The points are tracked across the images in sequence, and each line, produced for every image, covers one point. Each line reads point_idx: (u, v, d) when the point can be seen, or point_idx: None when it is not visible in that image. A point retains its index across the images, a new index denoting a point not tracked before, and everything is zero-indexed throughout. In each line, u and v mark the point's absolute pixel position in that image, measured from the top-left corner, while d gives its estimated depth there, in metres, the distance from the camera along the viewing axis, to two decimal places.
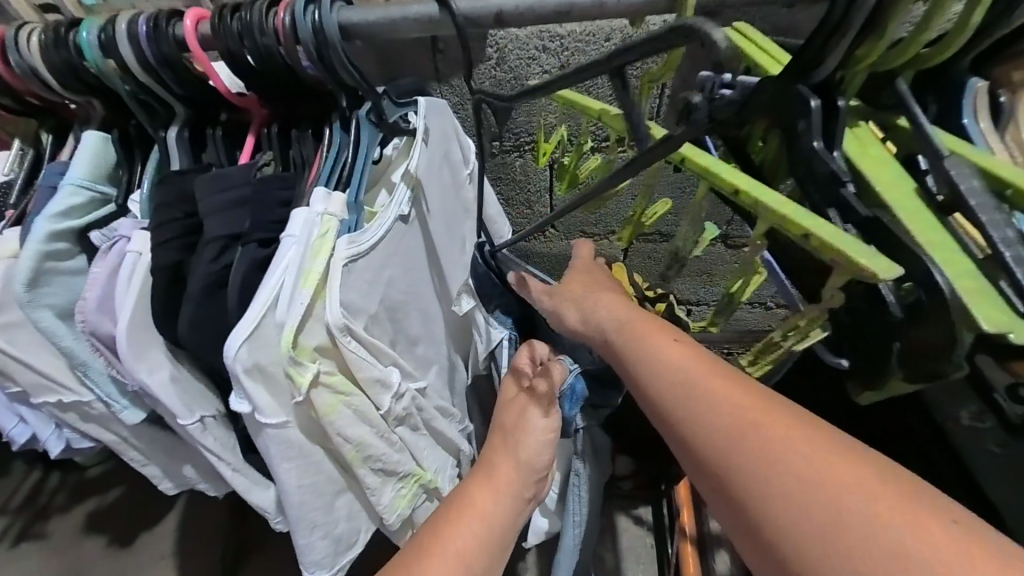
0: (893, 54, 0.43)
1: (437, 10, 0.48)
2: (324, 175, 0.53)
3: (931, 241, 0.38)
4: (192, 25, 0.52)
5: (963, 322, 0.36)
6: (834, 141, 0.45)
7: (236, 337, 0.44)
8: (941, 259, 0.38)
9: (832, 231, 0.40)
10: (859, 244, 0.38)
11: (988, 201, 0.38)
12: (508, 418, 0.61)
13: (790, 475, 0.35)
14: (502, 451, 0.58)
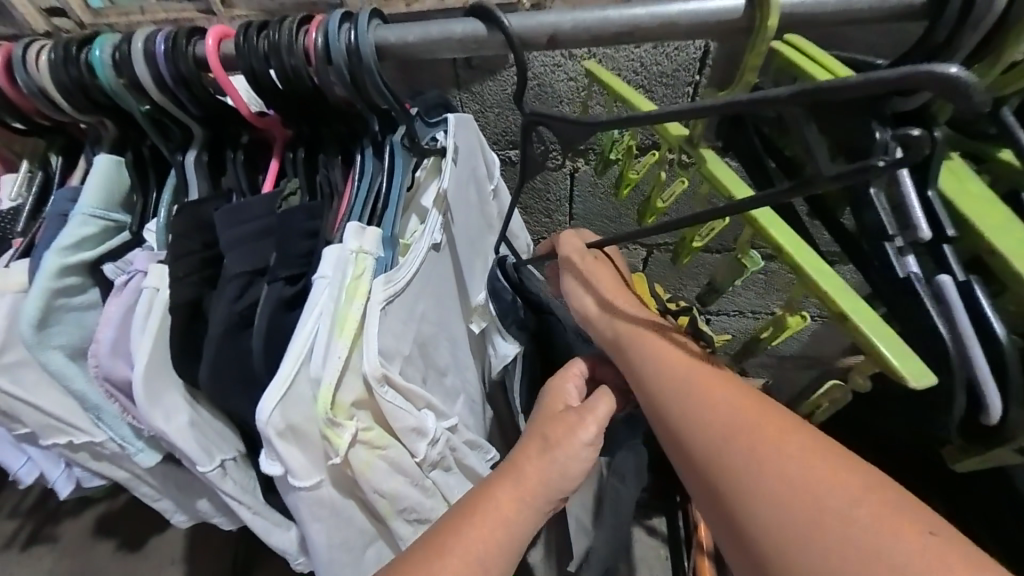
0: (1002, 81, 0.38)
1: (485, 30, 0.44)
2: (356, 208, 0.49)
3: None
4: (213, 43, 0.48)
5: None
6: (929, 175, 0.40)
7: (269, 399, 0.40)
8: None
9: (884, 331, 0.36)
10: (905, 350, 0.36)
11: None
12: (554, 431, 0.49)
13: (776, 476, 0.34)
14: (537, 463, 0.48)
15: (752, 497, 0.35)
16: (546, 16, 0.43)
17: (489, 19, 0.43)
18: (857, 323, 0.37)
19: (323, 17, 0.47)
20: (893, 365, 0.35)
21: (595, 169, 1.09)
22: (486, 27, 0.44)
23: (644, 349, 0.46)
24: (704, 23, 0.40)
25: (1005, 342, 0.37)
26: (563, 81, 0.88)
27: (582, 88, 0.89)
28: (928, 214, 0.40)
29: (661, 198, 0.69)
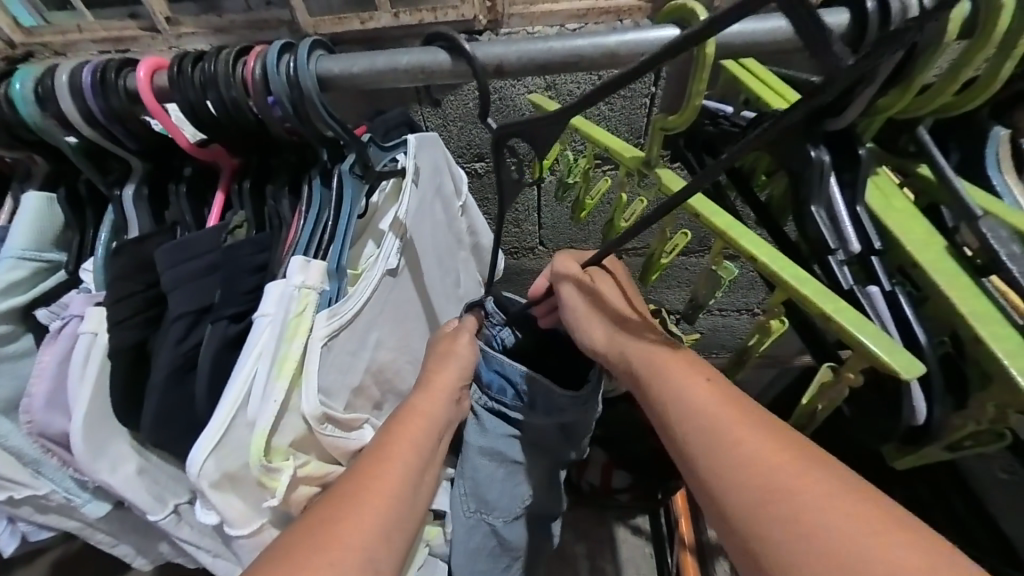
0: (922, 102, 0.41)
1: (449, 60, 0.43)
2: (300, 242, 0.48)
3: (973, 306, 0.36)
4: (146, 75, 0.47)
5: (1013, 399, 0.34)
6: (856, 194, 0.43)
7: (200, 448, 0.40)
8: (982, 325, 0.35)
9: (871, 329, 0.36)
10: (899, 347, 0.35)
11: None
12: (435, 366, 0.58)
13: (786, 474, 0.35)
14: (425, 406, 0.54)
15: (758, 494, 0.35)
16: (493, 45, 0.43)
17: (453, 49, 0.43)
18: (848, 327, 0.36)
19: (263, 47, 0.46)
20: (881, 357, 0.35)
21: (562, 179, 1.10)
22: (452, 57, 0.43)
23: (661, 377, 0.44)
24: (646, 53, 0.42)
25: (925, 349, 0.39)
26: (524, 95, 0.92)
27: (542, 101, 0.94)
28: (856, 226, 0.43)
29: (624, 217, 0.69)
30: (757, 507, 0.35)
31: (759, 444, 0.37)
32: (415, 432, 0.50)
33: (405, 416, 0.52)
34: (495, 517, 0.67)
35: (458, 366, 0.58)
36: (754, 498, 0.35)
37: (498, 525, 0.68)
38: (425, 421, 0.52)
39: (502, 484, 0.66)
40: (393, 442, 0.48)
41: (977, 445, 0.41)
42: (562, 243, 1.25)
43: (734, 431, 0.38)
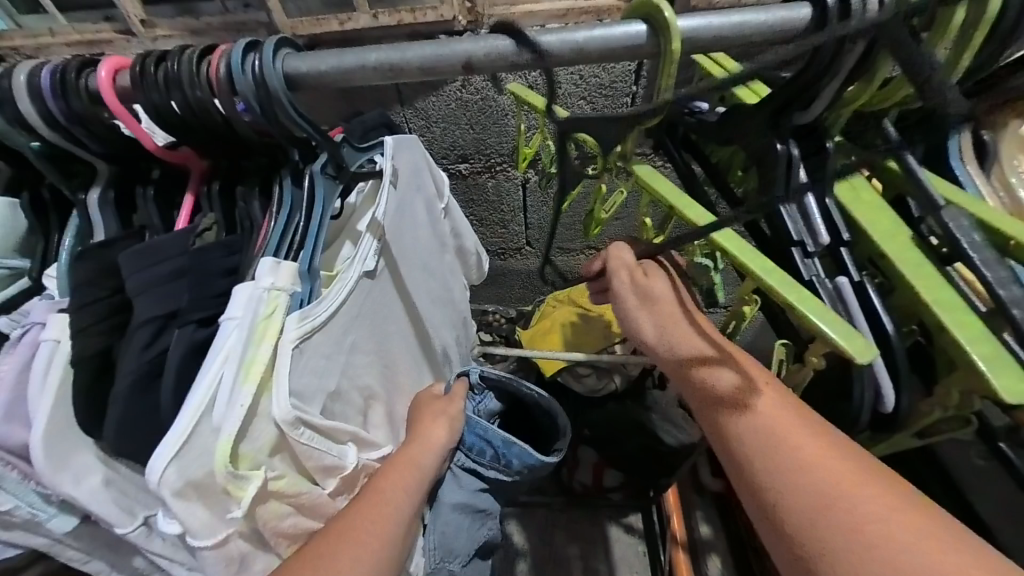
0: (883, 95, 0.42)
1: (510, 44, 0.42)
2: (270, 243, 0.47)
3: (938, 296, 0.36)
4: (107, 75, 0.46)
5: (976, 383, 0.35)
6: (825, 188, 0.43)
7: (158, 457, 0.38)
8: (950, 317, 0.35)
9: (823, 312, 0.38)
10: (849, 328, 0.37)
11: (990, 255, 0.36)
12: (425, 422, 0.60)
13: (870, 512, 0.33)
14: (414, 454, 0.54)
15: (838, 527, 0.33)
16: (461, 43, 0.43)
17: (514, 35, 0.42)
18: (801, 308, 0.38)
19: (228, 46, 0.45)
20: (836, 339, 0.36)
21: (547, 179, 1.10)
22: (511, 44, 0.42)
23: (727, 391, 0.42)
24: (615, 49, 0.42)
25: (894, 340, 0.39)
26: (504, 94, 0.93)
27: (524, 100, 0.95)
28: (826, 220, 0.43)
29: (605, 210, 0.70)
30: (814, 512, 0.35)
31: (843, 477, 0.35)
32: (405, 476, 0.51)
33: (399, 460, 0.53)
34: (455, 563, 0.68)
35: (448, 420, 0.61)
36: (809, 501, 0.35)
37: (455, 570, 0.69)
38: (417, 470, 0.52)
39: (466, 531, 0.69)
40: (379, 486, 0.48)
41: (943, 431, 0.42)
42: (549, 244, 1.25)
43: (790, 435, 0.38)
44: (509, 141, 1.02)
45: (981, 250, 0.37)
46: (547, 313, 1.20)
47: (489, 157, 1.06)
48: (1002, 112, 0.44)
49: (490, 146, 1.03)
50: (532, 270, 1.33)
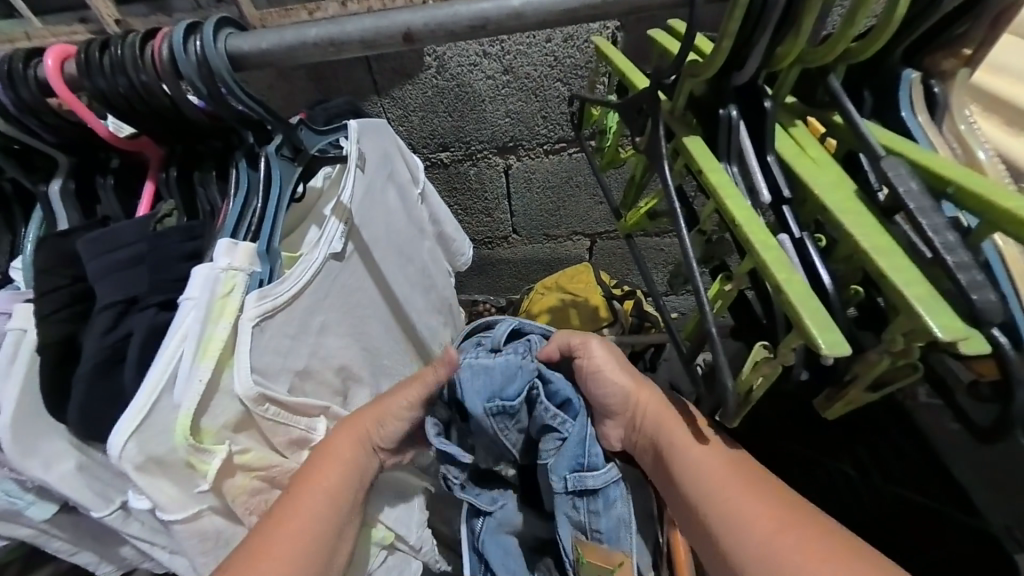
0: (818, 51, 0.40)
1: (437, 15, 0.42)
2: (225, 225, 0.47)
3: (871, 238, 0.35)
4: (54, 65, 0.46)
5: (918, 328, 0.32)
6: (765, 144, 0.43)
7: (119, 433, 0.38)
8: (885, 261, 0.33)
9: (807, 295, 0.33)
10: (830, 321, 0.32)
11: (928, 202, 0.35)
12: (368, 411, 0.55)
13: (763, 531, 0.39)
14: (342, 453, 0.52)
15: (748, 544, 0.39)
16: (397, 15, 0.43)
17: (440, 7, 0.42)
18: (789, 293, 0.33)
19: (169, 29, 0.45)
20: (803, 321, 0.32)
21: (527, 164, 1.09)
22: (476, 11, 0.41)
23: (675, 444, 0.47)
24: (555, 13, 0.41)
25: (833, 294, 0.38)
26: (482, 80, 0.93)
27: (499, 85, 0.95)
28: (768, 176, 0.42)
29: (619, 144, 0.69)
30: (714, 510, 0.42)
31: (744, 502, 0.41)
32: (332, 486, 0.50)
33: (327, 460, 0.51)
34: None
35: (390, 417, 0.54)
36: (729, 521, 0.41)
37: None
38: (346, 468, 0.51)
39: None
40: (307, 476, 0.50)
41: (893, 382, 0.38)
42: (535, 231, 1.25)
43: (731, 480, 0.43)
44: (487, 127, 1.02)
45: (919, 198, 0.35)
46: (536, 300, 1.19)
47: (467, 146, 1.05)
48: (952, 63, 0.43)
49: (468, 133, 1.03)
50: (519, 258, 1.32)
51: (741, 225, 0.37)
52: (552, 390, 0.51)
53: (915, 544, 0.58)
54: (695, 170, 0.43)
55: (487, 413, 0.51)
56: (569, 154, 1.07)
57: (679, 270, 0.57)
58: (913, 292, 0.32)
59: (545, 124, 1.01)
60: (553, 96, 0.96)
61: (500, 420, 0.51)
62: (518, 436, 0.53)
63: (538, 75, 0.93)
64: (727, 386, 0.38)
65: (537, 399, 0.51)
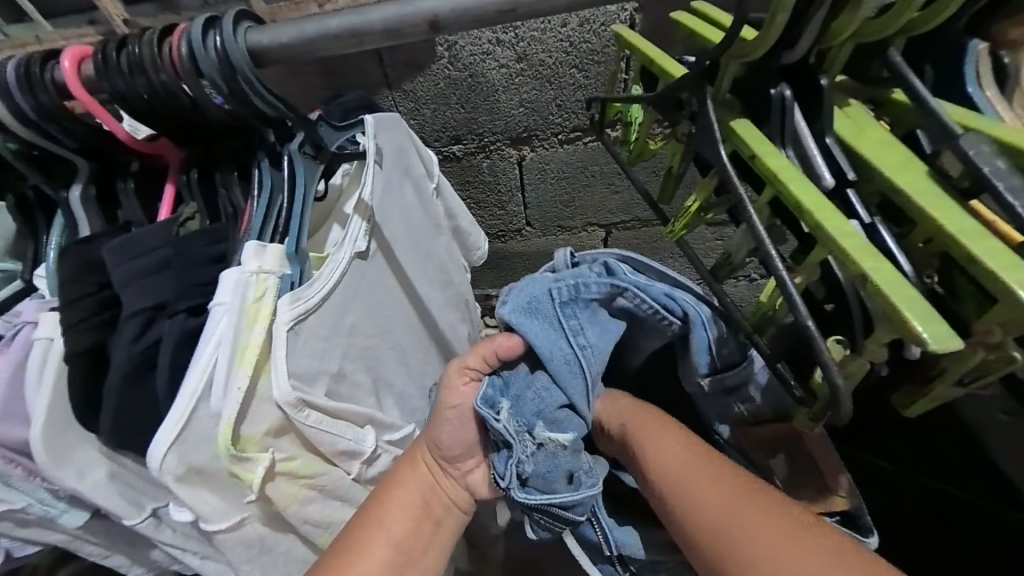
0: (877, 24, 0.37)
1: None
2: (254, 228, 0.46)
3: (956, 223, 0.32)
4: (71, 66, 0.45)
5: (1019, 318, 0.30)
6: (824, 125, 0.40)
7: (158, 444, 0.37)
8: (975, 245, 0.31)
9: (894, 277, 0.31)
10: (924, 307, 0.29)
11: (1017, 181, 0.33)
12: (435, 435, 0.51)
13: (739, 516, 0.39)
14: (401, 481, 0.52)
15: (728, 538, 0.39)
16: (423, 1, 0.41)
17: None
18: (876, 281, 0.31)
19: (186, 24, 0.43)
20: (898, 313, 0.29)
21: (542, 155, 1.06)
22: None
23: (651, 444, 0.49)
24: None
25: (914, 282, 0.36)
26: (496, 68, 0.91)
27: (513, 74, 0.92)
28: (828, 160, 0.40)
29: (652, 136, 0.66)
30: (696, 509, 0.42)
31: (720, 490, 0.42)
32: (391, 512, 0.50)
33: (387, 488, 0.51)
34: None
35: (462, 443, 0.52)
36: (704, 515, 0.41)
37: None
38: (407, 494, 0.51)
39: None
40: (377, 506, 0.50)
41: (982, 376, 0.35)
42: (550, 223, 1.22)
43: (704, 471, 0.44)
44: (501, 118, 0.99)
45: (1008, 177, 0.33)
46: None
47: (481, 138, 1.03)
48: (1022, 31, 0.40)
49: (482, 125, 1.00)
50: (533, 250, 1.29)
51: (808, 210, 0.35)
52: (643, 285, 0.48)
53: (912, 545, 0.63)
54: (748, 155, 0.41)
55: (553, 299, 0.46)
56: (586, 143, 1.04)
57: (735, 254, 0.49)
58: (1004, 283, 0.29)
59: (561, 113, 0.98)
60: (569, 83, 0.94)
61: (573, 316, 0.46)
62: (598, 352, 0.47)
63: (553, 61, 0.90)
64: (838, 387, 0.35)
65: (621, 291, 0.47)
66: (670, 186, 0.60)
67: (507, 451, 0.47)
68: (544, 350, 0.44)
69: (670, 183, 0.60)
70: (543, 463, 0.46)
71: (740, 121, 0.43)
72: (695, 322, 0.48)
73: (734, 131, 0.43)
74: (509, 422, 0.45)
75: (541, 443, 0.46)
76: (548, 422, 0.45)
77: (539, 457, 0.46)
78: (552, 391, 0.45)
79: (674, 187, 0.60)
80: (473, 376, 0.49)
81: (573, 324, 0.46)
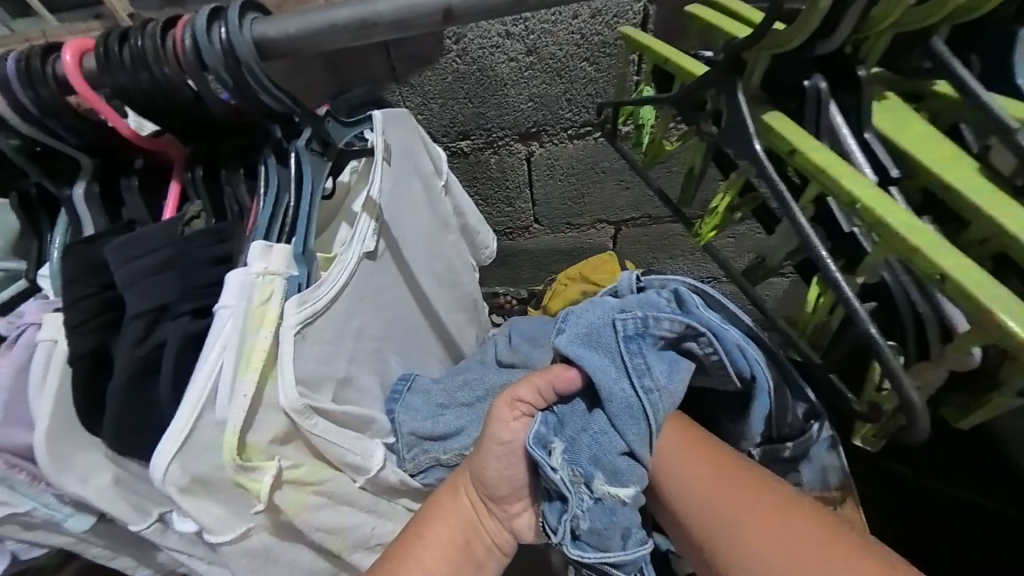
0: (921, 11, 0.35)
1: None
2: (258, 228, 0.44)
3: (1021, 224, 0.31)
4: (73, 59, 0.43)
5: None
6: (862, 120, 0.39)
7: (161, 453, 0.36)
8: None
9: (980, 276, 0.30)
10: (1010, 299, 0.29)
11: None
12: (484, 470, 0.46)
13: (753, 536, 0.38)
14: (439, 515, 0.48)
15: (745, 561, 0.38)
16: None
17: None
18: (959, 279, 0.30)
19: (191, 16, 0.42)
20: None
21: (551, 150, 1.04)
22: None
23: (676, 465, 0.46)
24: None
25: None
26: (505, 62, 0.89)
27: (523, 68, 0.90)
28: (868, 155, 0.39)
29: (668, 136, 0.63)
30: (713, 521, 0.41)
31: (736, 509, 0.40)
32: (428, 548, 0.47)
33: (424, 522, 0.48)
34: None
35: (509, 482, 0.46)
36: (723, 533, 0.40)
37: None
38: (446, 530, 0.48)
39: None
40: (414, 542, 0.47)
41: None
42: (557, 221, 1.19)
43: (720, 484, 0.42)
44: (510, 113, 0.97)
45: None
46: (558, 292, 1.12)
47: (489, 133, 1.01)
48: None
49: (490, 120, 0.98)
50: (541, 248, 1.26)
51: None
52: (718, 329, 0.43)
53: None
54: (786, 151, 0.39)
55: (617, 332, 0.42)
56: (596, 138, 1.02)
57: (770, 257, 0.49)
58: None
59: (571, 108, 0.96)
60: (580, 77, 0.91)
61: (637, 352, 0.42)
62: (668, 396, 0.42)
63: (564, 55, 0.88)
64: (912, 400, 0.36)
65: (688, 329, 0.43)
66: (690, 185, 0.58)
67: (560, 502, 0.42)
68: (604, 387, 0.41)
69: (690, 185, 0.58)
70: (600, 519, 0.40)
71: (775, 114, 0.40)
72: (760, 389, 0.44)
73: (770, 123, 0.40)
74: (566, 471, 0.40)
75: (599, 497, 0.41)
76: (608, 473, 0.41)
77: (597, 510, 0.40)
78: (613, 437, 0.41)
79: (694, 188, 0.58)
80: (525, 410, 0.44)
81: (636, 364, 0.42)
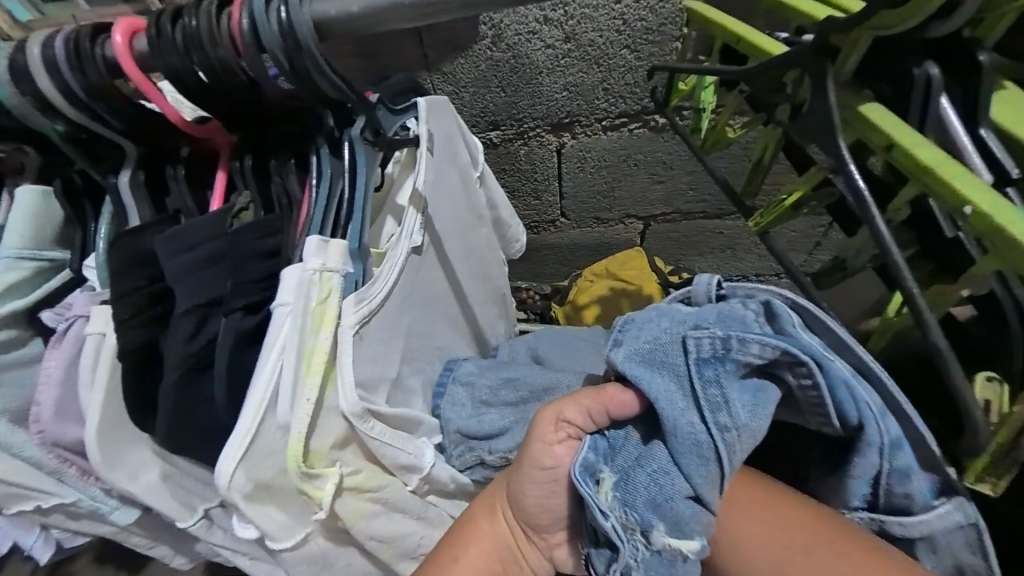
0: None
1: None
2: (313, 223, 0.42)
3: None
4: (123, 40, 0.41)
5: None
6: (980, 113, 0.35)
7: (226, 459, 0.35)
8: None
9: None
10: None
11: None
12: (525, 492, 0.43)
13: None
14: (476, 537, 0.46)
15: None
16: None
17: None
18: None
19: None
20: None
21: (584, 143, 1.00)
22: None
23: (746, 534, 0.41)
24: None
25: None
26: (541, 49, 0.86)
27: (560, 55, 0.86)
28: (983, 153, 0.35)
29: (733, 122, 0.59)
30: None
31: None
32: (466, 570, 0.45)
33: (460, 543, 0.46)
34: None
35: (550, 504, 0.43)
36: None
37: None
38: (485, 552, 0.46)
39: None
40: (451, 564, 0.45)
41: None
42: (586, 215, 1.14)
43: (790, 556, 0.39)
44: (543, 102, 0.93)
45: None
46: (586, 289, 1.10)
47: (520, 124, 0.97)
48: None
49: (522, 110, 0.95)
50: (567, 244, 1.21)
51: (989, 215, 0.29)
52: (823, 359, 0.36)
53: None
54: (884, 146, 0.35)
55: (688, 357, 0.37)
56: (631, 130, 0.98)
57: (850, 260, 0.45)
58: None
59: (608, 98, 0.92)
60: (619, 65, 0.87)
61: (708, 382, 0.37)
62: (746, 436, 0.36)
63: (604, 42, 0.84)
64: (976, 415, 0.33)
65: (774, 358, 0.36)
66: (756, 175, 0.54)
67: (611, 548, 0.39)
68: (663, 417, 0.37)
69: (760, 172, 0.53)
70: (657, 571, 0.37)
71: (874, 106, 0.36)
72: (869, 445, 0.36)
73: (863, 115, 0.36)
74: (618, 516, 0.37)
75: (658, 547, 0.37)
76: (669, 522, 0.37)
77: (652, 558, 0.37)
78: (673, 476, 0.37)
79: (761, 177, 0.54)
80: (571, 432, 0.41)
81: (706, 397, 0.37)
